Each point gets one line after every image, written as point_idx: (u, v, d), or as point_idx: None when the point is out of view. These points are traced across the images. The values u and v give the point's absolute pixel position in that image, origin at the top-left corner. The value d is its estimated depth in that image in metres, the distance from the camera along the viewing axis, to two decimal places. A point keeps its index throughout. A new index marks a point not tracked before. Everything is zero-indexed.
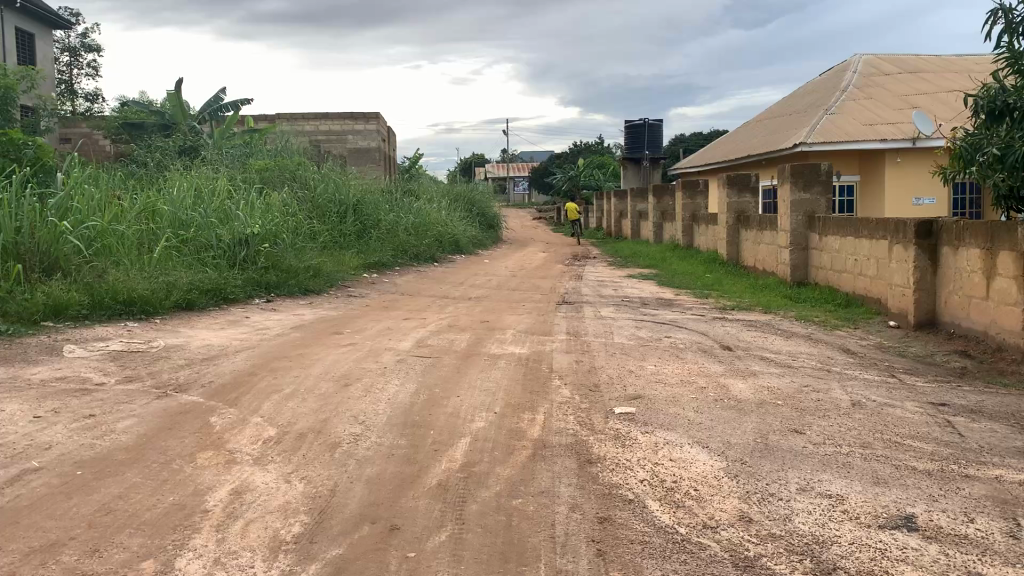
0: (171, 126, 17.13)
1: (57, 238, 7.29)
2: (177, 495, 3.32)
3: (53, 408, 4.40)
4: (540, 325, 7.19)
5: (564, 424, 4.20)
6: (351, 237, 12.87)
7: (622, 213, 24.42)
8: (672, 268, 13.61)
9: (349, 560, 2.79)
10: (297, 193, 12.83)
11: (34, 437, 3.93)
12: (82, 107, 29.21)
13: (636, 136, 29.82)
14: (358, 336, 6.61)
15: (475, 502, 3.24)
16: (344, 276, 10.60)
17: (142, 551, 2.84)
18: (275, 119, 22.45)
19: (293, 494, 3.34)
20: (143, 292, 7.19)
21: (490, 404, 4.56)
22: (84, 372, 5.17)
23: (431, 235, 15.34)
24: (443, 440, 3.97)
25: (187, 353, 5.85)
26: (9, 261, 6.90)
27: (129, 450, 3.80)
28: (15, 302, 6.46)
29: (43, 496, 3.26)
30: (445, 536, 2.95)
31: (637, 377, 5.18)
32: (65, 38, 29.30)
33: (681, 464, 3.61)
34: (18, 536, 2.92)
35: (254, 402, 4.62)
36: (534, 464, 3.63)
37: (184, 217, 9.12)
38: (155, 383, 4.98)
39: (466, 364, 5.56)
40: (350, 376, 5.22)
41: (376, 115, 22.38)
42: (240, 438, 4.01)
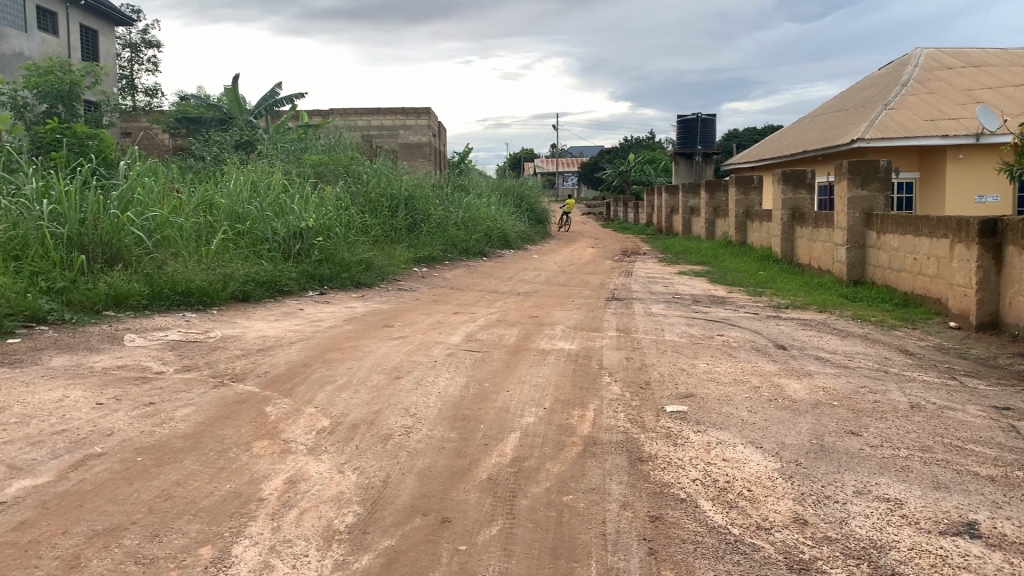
0: (228, 120, 17.44)
1: (118, 230, 7.46)
2: (233, 482, 3.39)
3: (115, 395, 4.52)
4: (589, 321, 7.15)
5: (615, 421, 4.18)
6: (401, 231, 13.00)
7: (672, 208, 24.18)
8: (725, 264, 13.43)
9: (401, 551, 2.81)
10: (350, 188, 12.98)
11: (97, 424, 4.05)
12: (142, 103, 29.83)
13: (689, 131, 29.53)
14: (408, 330, 6.67)
15: (525, 497, 3.24)
16: (395, 270, 10.72)
17: (201, 537, 2.91)
18: (329, 114, 22.70)
19: (346, 484, 3.39)
20: (200, 283, 7.35)
21: (539, 400, 4.55)
22: (144, 361, 5.30)
23: (480, 230, 15.37)
24: (493, 434, 3.98)
25: (243, 343, 5.96)
26: (74, 252, 7.06)
27: (186, 438, 3.88)
28: (79, 291, 6.66)
29: (105, 481, 3.35)
30: (497, 530, 2.96)
31: (688, 375, 5.12)
32: (127, 34, 30.14)
33: (734, 465, 3.57)
34: (83, 519, 3.01)
35: (307, 393, 4.68)
36: (584, 461, 3.62)
37: (241, 210, 9.27)
38: (213, 372, 5.08)
39: (515, 359, 5.55)
40: (401, 368, 5.28)
41: (427, 110, 22.49)
42: (296, 428, 4.07)
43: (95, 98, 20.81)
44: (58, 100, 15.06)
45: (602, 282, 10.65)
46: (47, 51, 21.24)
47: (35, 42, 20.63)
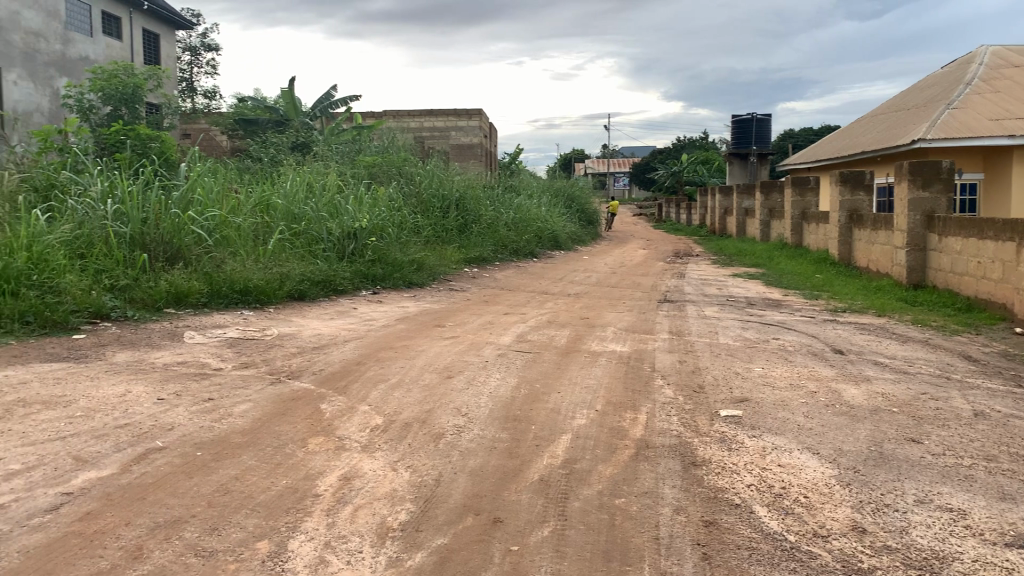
0: (285, 122, 17.74)
1: (179, 230, 7.64)
2: (290, 478, 3.45)
3: (176, 391, 4.63)
4: (641, 323, 7.12)
5: (667, 424, 4.14)
6: (453, 232, 13.08)
7: (726, 209, 23.89)
8: (780, 267, 13.22)
9: (453, 550, 2.83)
10: (403, 189, 13.10)
11: (158, 418, 4.15)
12: (201, 106, 30.52)
13: (743, 131, 29.13)
14: (460, 330, 6.71)
15: (577, 499, 3.24)
16: (446, 270, 10.79)
17: (258, 531, 2.96)
18: (382, 116, 22.96)
19: (399, 482, 3.42)
20: (257, 282, 7.50)
21: (590, 402, 4.54)
22: (203, 357, 5.42)
23: (531, 231, 15.39)
24: (544, 435, 3.98)
25: (299, 341, 6.06)
26: (136, 251, 7.25)
27: (244, 434, 3.96)
28: (141, 289, 6.84)
29: (166, 475, 3.44)
30: (549, 531, 2.96)
31: (743, 379, 5.06)
32: (187, 37, 30.89)
33: (790, 470, 3.51)
34: (144, 511, 3.09)
35: (361, 391, 4.74)
36: (637, 464, 3.60)
37: (297, 211, 9.44)
38: (269, 369, 5.18)
39: (566, 360, 5.55)
40: (452, 368, 5.31)
41: (479, 111, 22.60)
42: (350, 425, 4.12)
43: (157, 100, 21.34)
44: (121, 103, 15.48)
45: (655, 283, 10.57)
46: (112, 55, 21.86)
47: (100, 46, 21.26)
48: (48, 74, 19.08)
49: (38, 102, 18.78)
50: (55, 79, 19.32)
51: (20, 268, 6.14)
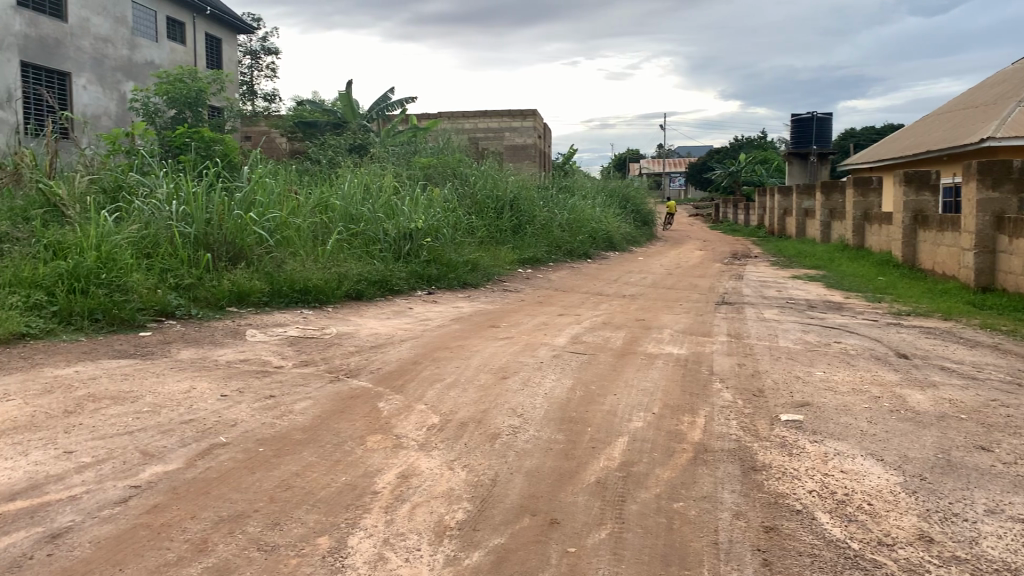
0: (343, 125, 17.99)
1: (242, 231, 7.81)
2: (349, 475, 3.50)
3: (238, 388, 4.73)
4: (698, 325, 7.04)
5: (726, 428, 4.09)
6: (507, 232, 13.11)
7: (785, 210, 23.49)
8: (841, 269, 12.96)
9: (510, 550, 2.83)
10: (458, 190, 13.17)
11: (221, 414, 4.25)
12: (261, 109, 31.11)
13: (803, 130, 28.60)
14: (515, 330, 6.71)
15: (634, 503, 3.21)
16: (500, 271, 10.81)
17: (318, 527, 3.01)
18: (437, 117, 23.13)
19: (456, 481, 3.44)
20: (317, 282, 7.63)
21: (647, 405, 4.50)
22: (264, 355, 5.53)
23: (585, 232, 15.34)
24: (600, 437, 3.96)
25: (356, 340, 6.14)
26: (200, 251, 7.43)
27: (304, 430, 4.03)
28: (205, 288, 7.02)
29: (229, 470, 3.52)
30: (606, 534, 2.95)
31: (804, 384, 4.96)
32: (248, 41, 31.53)
33: (853, 477, 3.44)
34: (208, 506, 3.17)
35: (418, 390, 4.78)
36: (695, 468, 3.56)
37: (355, 212, 9.57)
38: (328, 368, 5.26)
39: (622, 362, 5.52)
40: (508, 368, 5.32)
41: (533, 112, 22.60)
42: (407, 424, 4.16)
43: (219, 103, 21.84)
44: (185, 105, 15.88)
45: (712, 285, 10.45)
46: (176, 59, 22.43)
47: (165, 51, 21.86)
48: (115, 78, 19.67)
49: (107, 106, 19.36)
50: (122, 83, 19.90)
51: (89, 267, 6.32)
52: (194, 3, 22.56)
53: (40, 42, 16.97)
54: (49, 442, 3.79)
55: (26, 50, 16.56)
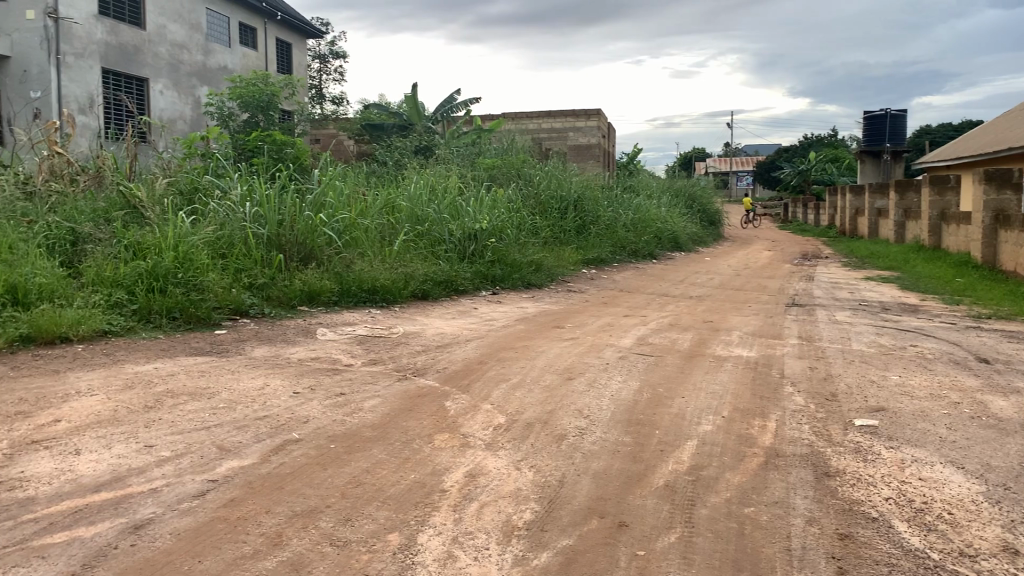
0: (409, 127, 18.22)
1: (312, 231, 7.98)
2: (417, 473, 3.54)
3: (310, 385, 4.83)
4: (768, 328, 6.92)
5: (799, 433, 4.01)
6: (571, 232, 13.10)
7: (857, 209, 22.90)
8: (917, 270, 12.58)
9: (578, 552, 2.84)
10: (523, 190, 13.19)
11: (294, 411, 4.35)
12: (330, 112, 31.66)
13: (876, 127, 27.83)
14: (580, 331, 6.69)
15: (704, 507, 3.18)
16: (564, 271, 10.80)
17: (388, 524, 3.05)
18: (502, 118, 23.22)
19: (523, 481, 3.45)
20: (384, 282, 7.76)
21: (716, 408, 4.44)
22: (334, 354, 5.63)
23: (650, 232, 15.22)
24: (668, 440, 3.93)
25: (423, 339, 6.22)
26: (273, 251, 7.61)
27: (374, 428, 4.10)
28: (277, 287, 7.21)
29: (303, 465, 3.60)
30: (676, 538, 2.93)
31: (878, 388, 4.83)
32: (316, 46, 32.17)
33: (933, 485, 3.34)
34: (284, 501, 3.25)
35: (484, 390, 4.81)
36: (766, 473, 3.50)
37: (421, 213, 9.67)
38: (396, 366, 5.34)
39: (690, 365, 5.46)
40: (574, 369, 5.31)
41: (597, 111, 22.49)
42: (474, 423, 4.20)
43: (289, 107, 22.31)
44: (258, 109, 16.27)
45: (781, 287, 10.25)
46: (248, 64, 23.01)
47: (238, 56, 22.44)
48: (191, 83, 20.28)
49: (182, 110, 19.97)
50: (197, 88, 20.50)
51: (167, 267, 6.51)
52: (265, 10, 23.12)
53: (120, 50, 17.58)
54: (131, 436, 3.93)
55: (107, 58, 17.17)
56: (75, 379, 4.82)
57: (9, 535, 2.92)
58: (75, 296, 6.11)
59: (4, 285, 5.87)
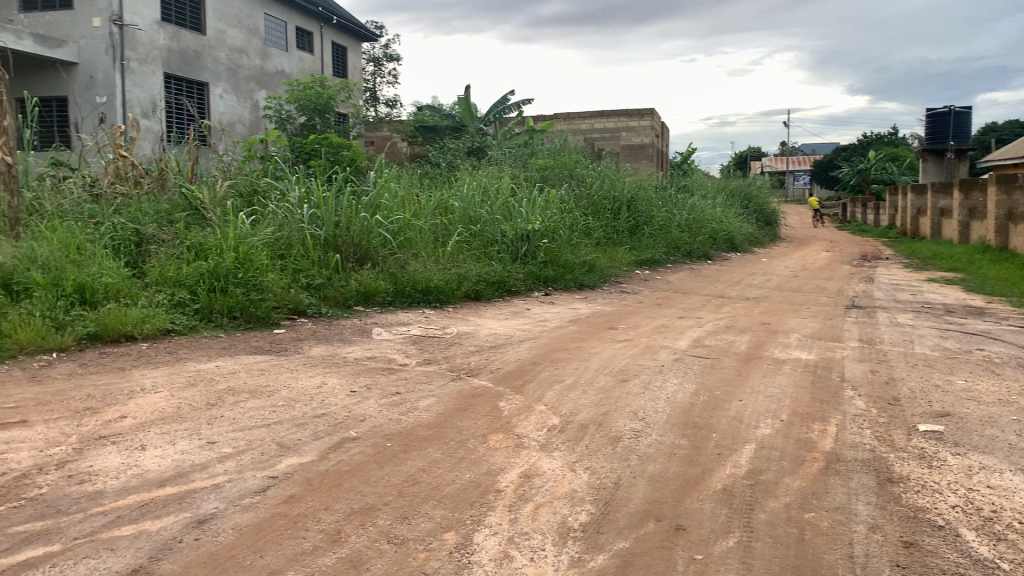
0: (462, 128, 18.32)
1: (368, 232, 8.07)
2: (472, 473, 3.56)
3: (366, 384, 4.89)
4: (827, 330, 6.79)
5: (860, 438, 3.93)
6: (624, 233, 13.03)
7: (919, 209, 22.32)
8: (983, 271, 12.21)
9: (636, 554, 2.82)
10: (575, 191, 13.16)
11: (351, 409, 4.40)
12: (384, 115, 32.03)
13: (939, 125, 27.09)
14: (634, 333, 6.66)
15: (763, 511, 3.14)
16: (617, 272, 10.76)
17: (445, 522, 3.08)
18: (554, 119, 23.20)
19: (578, 483, 3.45)
20: (438, 282, 7.82)
21: (775, 411, 4.38)
22: (390, 353, 5.69)
23: (705, 233, 15.05)
24: (726, 444, 3.89)
25: (477, 340, 6.24)
26: (330, 252, 7.73)
27: (429, 427, 4.13)
28: (333, 288, 7.32)
29: (360, 463, 3.65)
30: (734, 542, 2.89)
31: (944, 393, 4.71)
32: (371, 49, 32.56)
33: (1001, 493, 3.24)
34: (342, 498, 3.29)
35: (538, 390, 4.82)
36: (827, 478, 3.44)
37: (474, 213, 9.72)
38: (450, 366, 5.37)
39: (747, 367, 5.39)
40: (628, 371, 5.28)
41: (651, 111, 22.33)
42: (528, 424, 4.21)
43: (345, 109, 22.62)
44: (315, 112, 16.54)
45: (840, 289, 10.04)
46: (304, 68, 23.40)
47: (295, 60, 22.83)
48: (249, 87, 20.71)
49: (241, 113, 20.40)
50: (255, 92, 20.93)
51: (228, 267, 6.65)
52: (321, 14, 23.49)
53: (182, 55, 18.00)
54: (194, 432, 4.03)
55: (169, 63, 17.61)
56: (140, 376, 4.97)
57: (79, 528, 3.01)
58: (140, 296, 6.28)
59: (73, 284, 6.06)
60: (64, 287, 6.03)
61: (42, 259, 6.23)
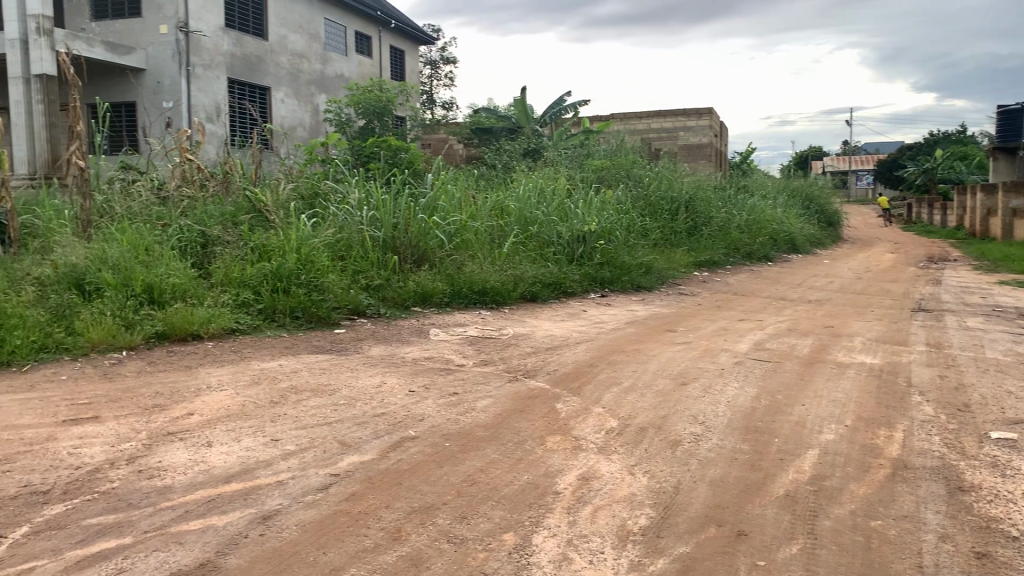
0: (517, 129, 18.35)
1: (425, 234, 8.15)
2: (531, 474, 3.57)
3: (424, 384, 4.94)
4: (893, 334, 6.62)
5: (928, 444, 3.83)
6: (682, 234, 12.90)
7: (990, 209, 21.60)
8: None
9: (697, 559, 2.79)
10: (632, 192, 13.08)
11: (410, 409, 4.45)
12: (440, 117, 32.30)
13: (1010, 122, 26.19)
14: (692, 335, 6.59)
15: (828, 518, 3.08)
16: (675, 274, 10.66)
17: (504, 523, 3.09)
18: (610, 119, 23.10)
19: (638, 487, 3.43)
20: (495, 283, 7.85)
21: (839, 417, 4.29)
22: (447, 354, 5.74)
23: (765, 233, 14.82)
24: (789, 449, 3.83)
25: (533, 341, 6.25)
26: (388, 253, 7.82)
27: (487, 428, 4.16)
28: (392, 288, 7.41)
29: (419, 462, 3.68)
30: (798, 549, 2.85)
31: (1017, 400, 4.55)
32: (428, 52, 32.84)
33: None
34: (402, 496, 3.33)
35: (595, 393, 4.81)
36: (894, 485, 3.36)
37: (531, 215, 9.74)
38: (507, 367, 5.39)
39: (810, 371, 5.29)
40: (687, 374, 5.23)
41: (709, 111, 22.08)
42: (586, 426, 4.20)
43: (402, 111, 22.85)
44: (374, 115, 16.74)
45: (907, 291, 9.78)
46: (363, 71, 23.74)
47: (353, 63, 23.16)
48: (310, 91, 21.08)
49: (301, 117, 20.76)
50: (315, 96, 21.29)
51: (290, 268, 6.79)
52: (380, 18, 23.78)
53: (245, 60, 18.40)
54: (258, 430, 4.12)
55: (232, 68, 18.02)
56: (206, 374, 5.10)
57: (150, 521, 3.10)
58: (206, 296, 6.43)
59: (142, 284, 6.24)
60: (134, 287, 6.21)
61: (113, 260, 6.43)
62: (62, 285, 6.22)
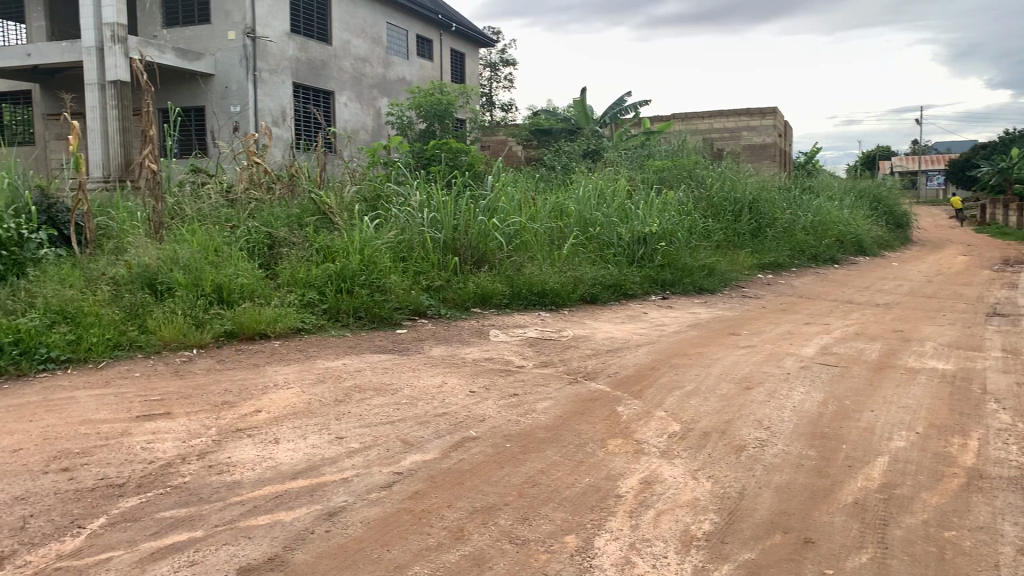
0: (576, 130, 18.33)
1: (485, 235, 8.19)
2: (592, 477, 3.56)
3: (485, 385, 4.96)
4: (967, 339, 6.41)
5: (1005, 453, 3.71)
6: (745, 236, 12.71)
7: None
8: None
9: (763, 566, 2.76)
10: (694, 193, 12.94)
11: (471, 409, 4.48)
12: (499, 119, 32.46)
13: None
14: (756, 338, 6.49)
15: (899, 527, 3.00)
16: (738, 276, 10.50)
17: (566, 525, 3.09)
18: (671, 120, 22.89)
19: (701, 491, 3.39)
20: (554, 285, 7.85)
21: (910, 423, 4.18)
22: (508, 355, 5.76)
23: (832, 235, 14.51)
24: (857, 455, 3.74)
25: (594, 343, 6.23)
26: (449, 255, 7.88)
27: (548, 429, 4.16)
28: (452, 289, 7.47)
29: (481, 463, 3.71)
30: (868, 558, 2.78)
31: None
32: (488, 54, 32.99)
33: None
34: (464, 496, 3.36)
35: (657, 396, 4.77)
36: (969, 495, 3.26)
37: (590, 217, 9.71)
38: (568, 369, 5.39)
39: (878, 376, 5.16)
40: (751, 379, 5.15)
41: (773, 110, 21.70)
42: (647, 430, 4.17)
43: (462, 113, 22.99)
44: (435, 118, 16.90)
45: (981, 295, 9.45)
46: (424, 74, 23.95)
47: (415, 66, 23.39)
48: (371, 94, 21.35)
49: (363, 120, 21.05)
50: (377, 99, 21.57)
51: (354, 269, 6.90)
52: (441, 21, 23.97)
53: (309, 64, 18.74)
54: (324, 428, 4.19)
55: (297, 73, 18.38)
56: (272, 373, 5.21)
57: (220, 515, 3.19)
58: (272, 296, 6.57)
59: (211, 284, 6.42)
60: (204, 287, 6.38)
61: (184, 261, 6.61)
62: (135, 284, 6.41)
